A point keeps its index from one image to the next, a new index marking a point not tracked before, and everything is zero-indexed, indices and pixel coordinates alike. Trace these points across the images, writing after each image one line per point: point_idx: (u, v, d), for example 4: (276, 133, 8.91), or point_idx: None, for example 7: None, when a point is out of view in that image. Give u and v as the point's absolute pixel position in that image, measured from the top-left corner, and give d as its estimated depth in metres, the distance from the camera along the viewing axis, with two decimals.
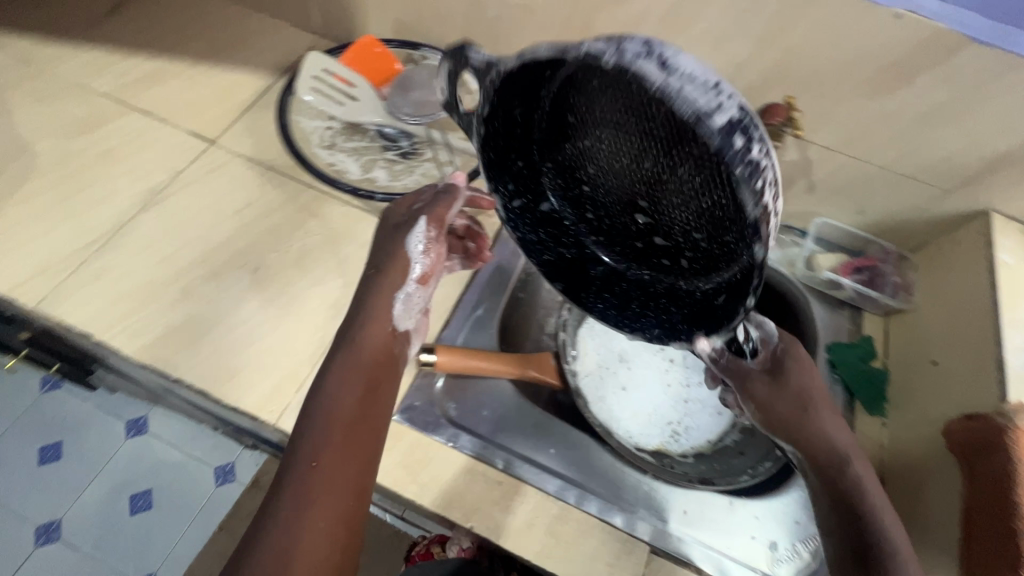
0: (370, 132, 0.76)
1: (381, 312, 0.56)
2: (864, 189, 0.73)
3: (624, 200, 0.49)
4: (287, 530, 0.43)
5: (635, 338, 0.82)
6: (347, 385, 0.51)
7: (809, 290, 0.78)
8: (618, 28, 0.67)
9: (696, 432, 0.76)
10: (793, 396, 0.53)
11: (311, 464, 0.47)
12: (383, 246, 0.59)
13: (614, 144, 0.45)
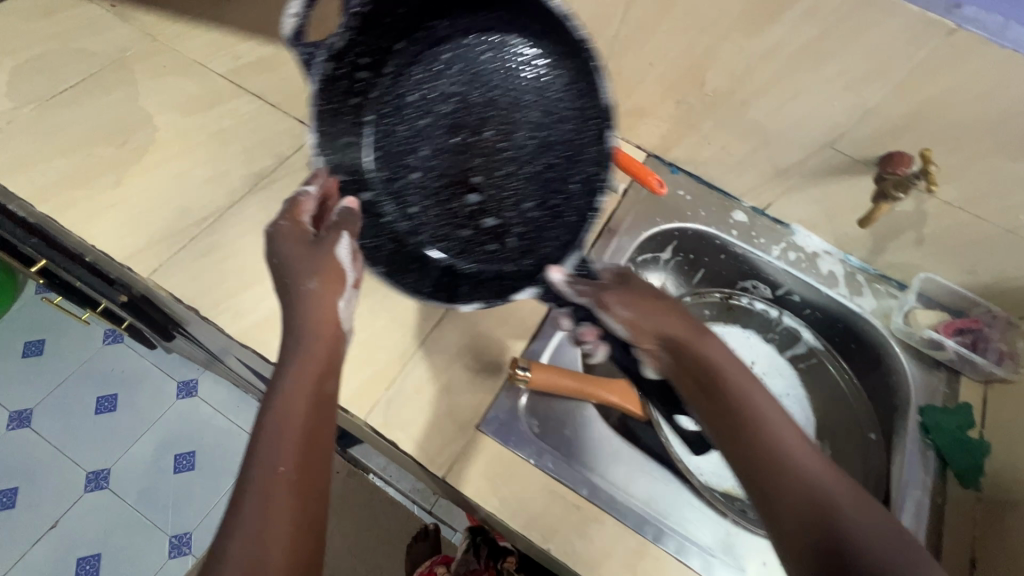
0: None
1: (325, 302, 0.52)
2: (981, 249, 0.69)
3: (455, 176, 0.65)
4: (254, 554, 0.39)
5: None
6: (295, 381, 0.47)
7: (904, 346, 0.75)
8: (744, 58, 0.65)
9: None
10: (665, 322, 0.53)
11: (278, 473, 0.42)
12: (282, 259, 0.53)
13: (484, 120, 0.65)
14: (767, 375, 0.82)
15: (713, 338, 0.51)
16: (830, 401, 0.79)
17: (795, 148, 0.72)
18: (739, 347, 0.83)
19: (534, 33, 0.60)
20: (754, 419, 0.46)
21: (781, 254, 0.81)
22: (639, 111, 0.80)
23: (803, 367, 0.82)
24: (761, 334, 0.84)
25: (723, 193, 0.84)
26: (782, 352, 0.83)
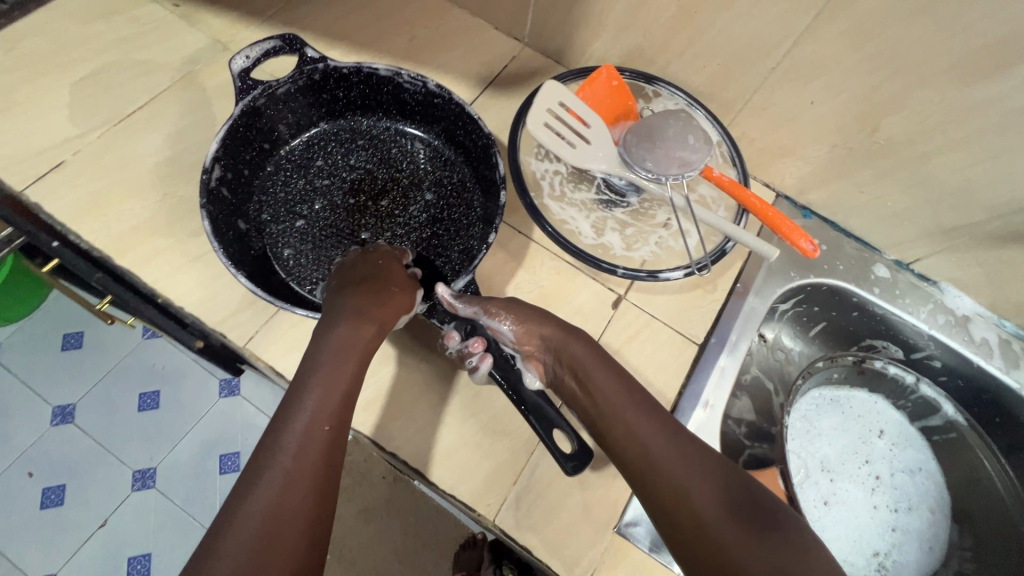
0: (598, 180, 0.66)
1: (395, 305, 0.54)
2: None
3: (342, 232, 0.65)
4: (280, 493, 0.40)
5: (839, 444, 0.74)
6: (343, 357, 0.49)
7: None
8: (940, 109, 0.55)
9: (904, 567, 0.68)
10: (550, 338, 0.54)
11: (320, 431, 0.44)
12: (384, 262, 0.57)
13: (333, 167, 0.68)
14: (897, 445, 0.75)
15: (578, 350, 0.53)
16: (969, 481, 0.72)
17: (975, 208, 0.62)
18: (866, 413, 0.76)
19: (425, 123, 0.69)
20: (628, 428, 0.48)
21: (929, 318, 0.72)
22: (778, 150, 0.70)
23: (936, 440, 0.75)
24: (890, 400, 0.77)
25: (861, 242, 0.75)
26: (912, 421, 0.76)
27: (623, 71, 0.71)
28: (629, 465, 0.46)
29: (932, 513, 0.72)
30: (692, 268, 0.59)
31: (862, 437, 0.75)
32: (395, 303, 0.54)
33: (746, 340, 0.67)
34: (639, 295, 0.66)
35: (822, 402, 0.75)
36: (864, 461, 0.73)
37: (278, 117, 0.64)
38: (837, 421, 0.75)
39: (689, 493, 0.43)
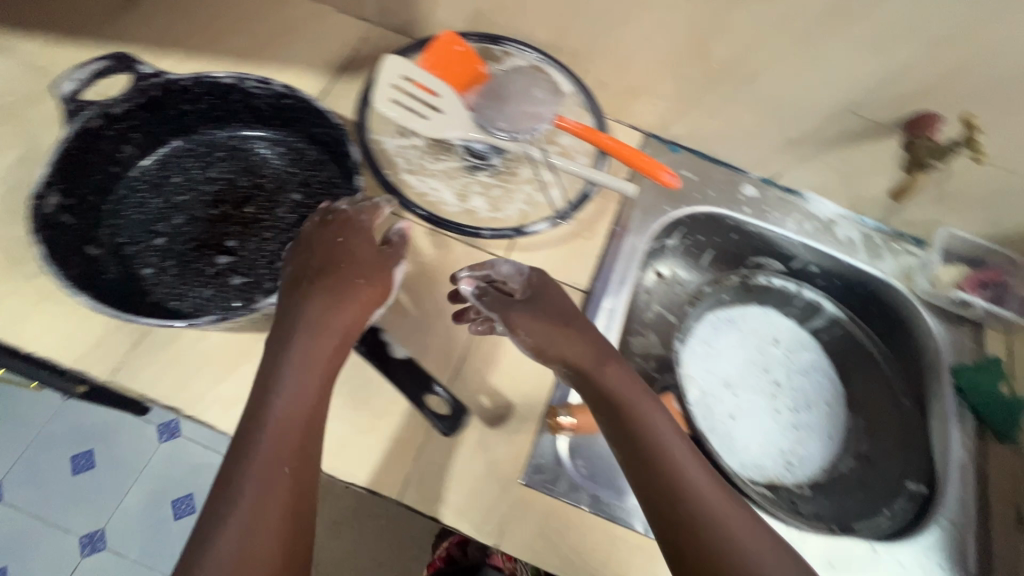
0: (459, 148, 0.66)
1: (360, 306, 0.49)
2: (1006, 198, 0.66)
3: (206, 242, 0.61)
4: (251, 523, 0.40)
5: (739, 360, 0.78)
6: (303, 373, 0.45)
7: (930, 308, 0.73)
8: (754, 27, 0.58)
9: (810, 460, 0.73)
10: (579, 346, 0.53)
11: (283, 467, 0.42)
12: (347, 247, 0.52)
13: (192, 181, 0.65)
14: (791, 350, 0.80)
15: (592, 347, 0.53)
16: (856, 369, 0.78)
17: (812, 115, 0.65)
18: (761, 326, 0.80)
19: (283, 126, 0.67)
20: (642, 425, 0.48)
21: (797, 227, 0.76)
22: (633, 90, 0.72)
23: (824, 339, 0.80)
24: (780, 310, 0.81)
25: (728, 166, 0.78)
26: (803, 326, 0.81)
27: (466, 35, 0.69)
28: (636, 453, 0.47)
29: (830, 405, 0.76)
30: (557, 218, 0.61)
31: (759, 349, 0.79)
32: (357, 305, 0.49)
33: (629, 277, 0.69)
34: (520, 254, 0.67)
35: (718, 324, 0.80)
36: (763, 371, 0.78)
37: (121, 138, 0.60)
38: (735, 339, 0.79)
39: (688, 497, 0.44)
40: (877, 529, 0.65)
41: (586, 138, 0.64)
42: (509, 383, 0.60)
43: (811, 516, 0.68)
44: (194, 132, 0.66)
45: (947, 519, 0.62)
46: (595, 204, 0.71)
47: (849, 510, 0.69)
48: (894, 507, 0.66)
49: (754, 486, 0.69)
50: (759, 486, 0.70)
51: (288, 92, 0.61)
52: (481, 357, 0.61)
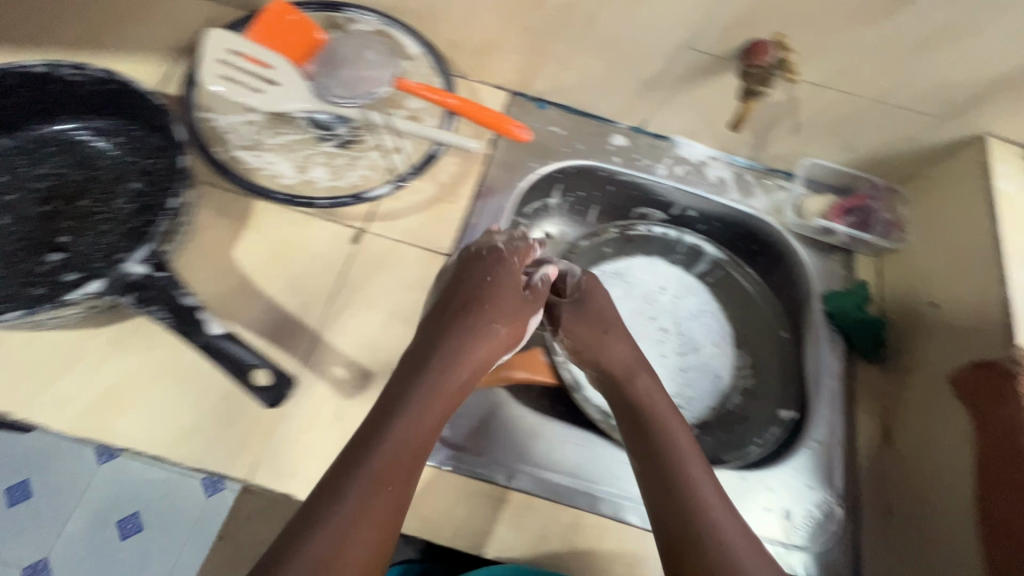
0: (302, 120, 0.64)
1: (490, 346, 0.56)
2: (854, 123, 0.67)
3: (36, 240, 0.59)
4: (338, 534, 0.41)
5: (626, 311, 0.77)
6: (440, 406, 0.50)
7: (799, 240, 0.75)
8: None
9: (698, 400, 0.72)
10: (629, 357, 0.59)
11: (389, 483, 0.44)
12: (494, 283, 0.58)
13: (21, 180, 0.62)
14: (678, 297, 0.79)
15: (638, 361, 0.59)
16: (741, 307, 0.77)
17: (655, 55, 0.65)
18: (647, 275, 0.79)
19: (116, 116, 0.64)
20: (664, 428, 0.53)
21: (668, 172, 0.77)
22: (486, 48, 0.71)
23: (711, 282, 0.79)
24: (665, 257, 0.80)
25: (596, 118, 0.78)
26: (689, 271, 0.80)
27: (305, 5, 0.68)
28: (650, 451, 0.52)
29: (718, 345, 0.76)
30: (398, 181, 0.60)
31: (646, 298, 0.79)
32: (501, 334, 0.57)
33: (497, 236, 0.69)
34: (379, 224, 0.66)
35: (604, 278, 0.78)
36: (651, 319, 0.78)
37: None
38: (621, 291, 0.78)
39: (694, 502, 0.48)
40: (748, 459, 0.65)
41: (430, 98, 0.63)
42: (367, 353, 0.59)
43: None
44: (20, 129, 0.63)
45: (814, 441, 0.64)
46: (456, 167, 0.71)
47: (732, 445, 0.67)
48: (768, 437, 0.67)
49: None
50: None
51: (107, 76, 0.59)
52: (338, 331, 0.60)
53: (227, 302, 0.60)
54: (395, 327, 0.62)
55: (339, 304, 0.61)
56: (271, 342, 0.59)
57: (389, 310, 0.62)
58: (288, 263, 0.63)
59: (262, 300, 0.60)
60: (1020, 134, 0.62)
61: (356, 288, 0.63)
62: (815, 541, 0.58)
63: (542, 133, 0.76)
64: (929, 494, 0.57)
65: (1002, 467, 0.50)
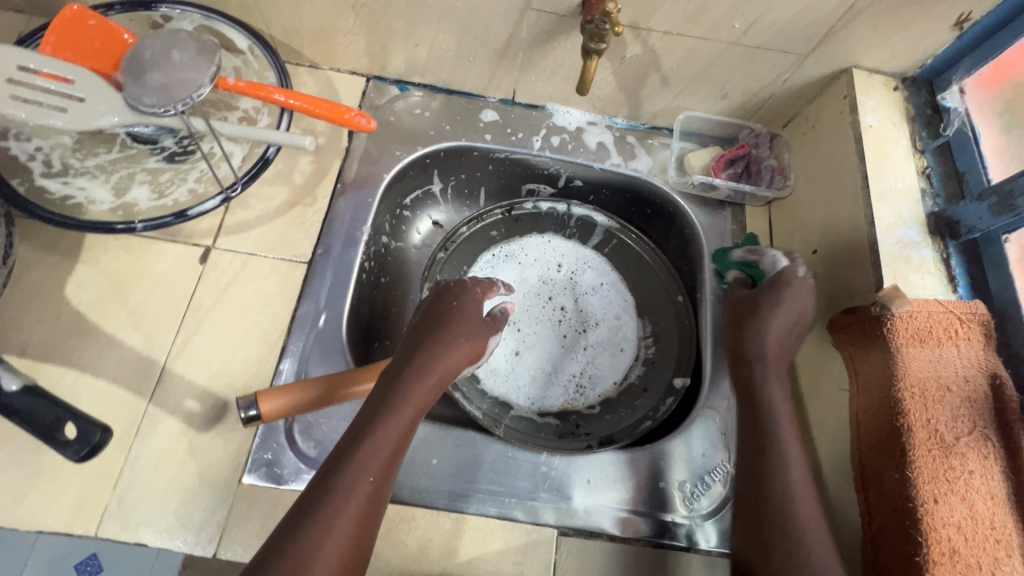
0: (121, 136, 0.58)
1: (460, 357, 0.54)
2: (720, 69, 0.63)
3: None
4: (316, 534, 0.41)
5: (519, 295, 0.73)
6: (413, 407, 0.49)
7: (686, 198, 0.71)
8: None
9: (600, 377, 0.71)
10: (783, 339, 0.56)
11: (366, 480, 0.44)
12: (454, 308, 0.57)
13: None
14: (576, 272, 0.75)
15: (779, 349, 0.56)
16: (640, 275, 0.75)
17: (499, 20, 0.60)
18: (541, 254, 0.76)
19: None
20: (771, 412, 0.53)
21: (543, 144, 0.72)
22: (324, 32, 0.65)
23: (607, 253, 0.77)
24: (559, 233, 0.77)
25: (464, 94, 0.73)
26: (585, 244, 0.77)
27: (111, 5, 0.60)
28: (757, 432, 0.52)
29: (619, 318, 0.74)
30: (226, 193, 0.55)
31: (541, 278, 0.75)
32: (463, 348, 0.54)
33: (360, 235, 0.64)
34: (228, 239, 0.61)
35: (496, 262, 0.75)
36: (547, 300, 0.74)
37: None
38: (514, 273, 0.75)
39: (781, 481, 0.49)
40: (637, 434, 0.65)
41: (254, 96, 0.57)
42: (221, 380, 0.55)
43: (582, 435, 0.67)
44: None
45: (710, 407, 0.61)
46: (311, 167, 0.66)
47: (626, 421, 0.68)
48: (660, 410, 0.66)
49: (538, 418, 0.68)
50: (544, 417, 0.68)
51: None
52: (188, 360, 0.56)
53: (60, 345, 0.55)
54: (252, 347, 0.57)
55: (187, 331, 0.57)
56: (112, 382, 0.54)
57: (245, 330, 0.58)
58: (128, 293, 0.58)
59: (101, 337, 0.56)
60: (883, 63, 0.59)
61: (205, 310, 0.58)
62: (711, 509, 0.56)
63: (406, 118, 0.71)
64: (817, 448, 0.55)
65: (874, 418, 0.48)
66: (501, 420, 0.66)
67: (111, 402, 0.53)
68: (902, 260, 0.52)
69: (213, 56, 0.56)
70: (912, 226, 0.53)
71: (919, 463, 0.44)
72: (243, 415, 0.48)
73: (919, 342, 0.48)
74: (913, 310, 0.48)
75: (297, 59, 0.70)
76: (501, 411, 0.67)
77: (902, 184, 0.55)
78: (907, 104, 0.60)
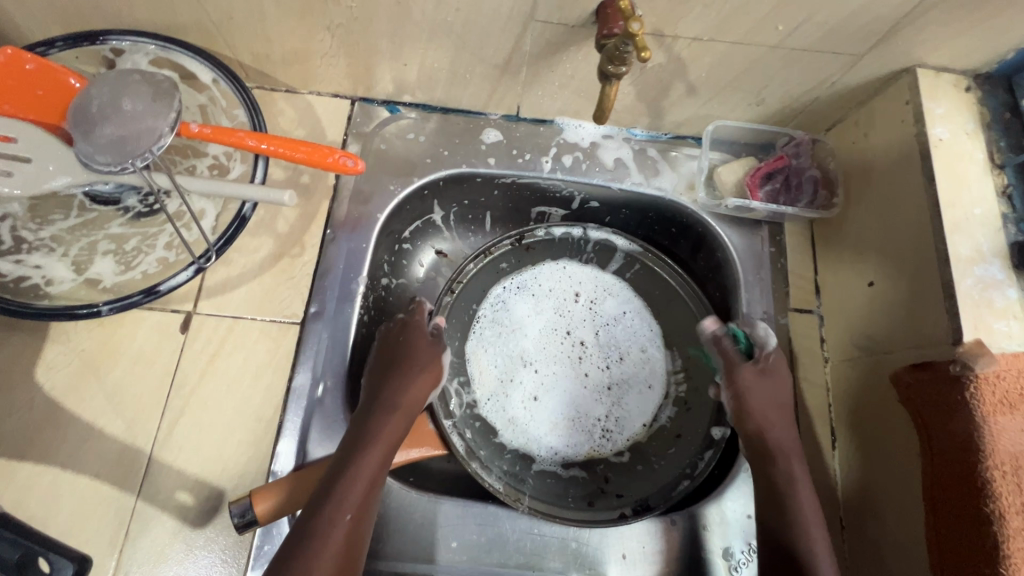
0: (77, 197, 0.52)
1: (420, 386, 0.54)
2: (756, 75, 0.54)
3: None
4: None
5: (536, 331, 0.65)
6: (385, 439, 0.49)
7: (717, 218, 0.63)
8: None
9: (629, 420, 0.63)
10: (786, 423, 0.53)
11: (344, 517, 0.43)
12: (406, 342, 0.56)
13: None
14: (596, 300, 0.67)
15: (796, 439, 0.53)
16: (666, 302, 0.67)
17: (498, 35, 0.51)
18: (557, 282, 0.67)
19: None
20: (796, 506, 0.49)
21: (554, 165, 0.64)
22: (298, 55, 0.57)
23: (630, 278, 0.68)
24: (575, 259, 0.68)
25: (462, 112, 0.64)
26: (604, 269, 0.69)
27: (52, 41, 0.51)
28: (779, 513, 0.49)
29: (646, 350, 0.66)
30: (198, 262, 0.48)
31: (558, 310, 0.66)
32: (422, 378, 0.54)
33: (357, 286, 0.57)
34: (210, 302, 0.55)
35: (508, 295, 0.66)
36: (565, 336, 0.65)
37: None
38: (529, 307, 0.66)
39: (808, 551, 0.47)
40: (673, 498, 0.57)
41: (225, 143, 0.50)
42: (216, 467, 0.50)
43: (613, 496, 0.60)
44: None
45: None
46: (297, 211, 0.59)
47: (662, 477, 0.60)
48: (699, 467, 0.58)
49: (563, 471, 0.61)
50: (570, 470, 0.62)
51: None
52: (177, 445, 0.51)
53: (35, 439, 0.50)
54: (246, 426, 0.52)
55: (173, 412, 0.52)
56: (96, 478, 0.49)
57: (237, 407, 0.52)
58: (105, 374, 0.52)
59: (80, 427, 0.50)
60: (953, 60, 0.50)
61: (191, 387, 0.53)
62: None
63: (398, 144, 0.63)
64: (880, 512, 0.50)
65: (952, 496, 0.42)
66: (523, 479, 0.60)
67: (97, 500, 0.49)
68: (984, 304, 0.44)
69: (169, 97, 0.47)
70: (994, 261, 0.46)
71: (1007, 556, 0.39)
72: (238, 521, 0.45)
73: (1010, 408, 0.41)
74: (1001, 371, 0.42)
75: (272, 84, 0.62)
76: (523, 467, 0.60)
77: (979, 210, 0.47)
78: (980, 107, 0.51)
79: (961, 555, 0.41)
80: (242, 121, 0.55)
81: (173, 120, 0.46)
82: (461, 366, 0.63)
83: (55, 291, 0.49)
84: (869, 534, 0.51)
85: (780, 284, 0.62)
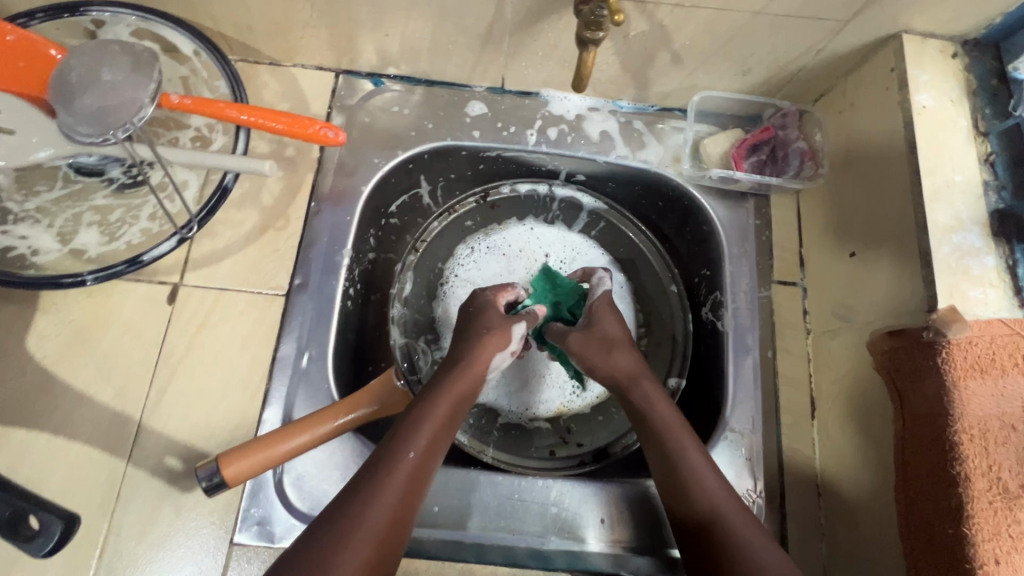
0: (61, 169, 0.52)
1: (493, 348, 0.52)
2: (741, 43, 0.53)
3: None
4: (357, 512, 0.38)
5: None
6: (450, 396, 0.48)
7: (703, 191, 0.63)
8: None
9: None
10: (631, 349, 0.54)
11: (406, 458, 0.42)
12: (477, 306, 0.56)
13: None
14: (566, 261, 0.67)
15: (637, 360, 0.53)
16: (630, 261, 0.68)
17: (478, 3, 0.51)
18: (525, 244, 0.68)
19: None
20: (656, 417, 0.49)
21: (539, 138, 0.64)
22: (279, 25, 0.56)
23: (596, 236, 0.69)
24: (540, 218, 0.69)
25: (447, 85, 0.64)
26: (570, 229, 0.69)
27: (32, 13, 0.51)
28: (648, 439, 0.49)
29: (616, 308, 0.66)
30: (180, 232, 0.49)
31: (529, 271, 0.67)
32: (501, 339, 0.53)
33: (342, 257, 0.58)
34: (197, 274, 0.56)
35: (477, 255, 0.67)
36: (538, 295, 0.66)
37: None
38: (499, 268, 0.67)
39: (704, 500, 0.44)
40: (631, 447, 0.60)
41: (206, 114, 0.49)
42: (202, 433, 0.52)
43: (574, 445, 0.62)
44: None
45: (733, 430, 0.56)
46: (281, 183, 0.59)
47: (622, 426, 0.62)
48: None
49: (528, 424, 0.63)
50: (534, 422, 0.63)
51: None
52: (165, 413, 0.52)
53: (28, 406, 0.51)
54: (232, 395, 0.53)
55: (161, 380, 0.53)
56: (88, 444, 0.51)
57: (223, 376, 0.54)
58: (94, 343, 0.53)
59: (70, 395, 0.52)
60: (939, 26, 0.49)
61: (178, 356, 0.54)
62: None
63: (383, 117, 0.63)
64: (855, 477, 0.51)
65: (926, 463, 0.43)
66: (488, 432, 0.61)
67: (88, 464, 0.50)
68: (961, 272, 0.44)
69: (147, 68, 0.47)
70: (973, 229, 0.46)
71: (975, 519, 0.40)
72: (206, 484, 0.44)
73: (980, 374, 0.42)
74: (973, 337, 0.42)
75: (255, 57, 0.62)
76: (488, 421, 0.62)
77: (961, 178, 0.47)
78: (965, 75, 0.50)
79: (933, 514, 0.42)
80: (224, 92, 0.55)
81: (154, 92, 0.46)
82: (431, 324, 0.65)
83: (41, 261, 0.50)
84: (844, 497, 0.52)
85: (764, 256, 0.62)
